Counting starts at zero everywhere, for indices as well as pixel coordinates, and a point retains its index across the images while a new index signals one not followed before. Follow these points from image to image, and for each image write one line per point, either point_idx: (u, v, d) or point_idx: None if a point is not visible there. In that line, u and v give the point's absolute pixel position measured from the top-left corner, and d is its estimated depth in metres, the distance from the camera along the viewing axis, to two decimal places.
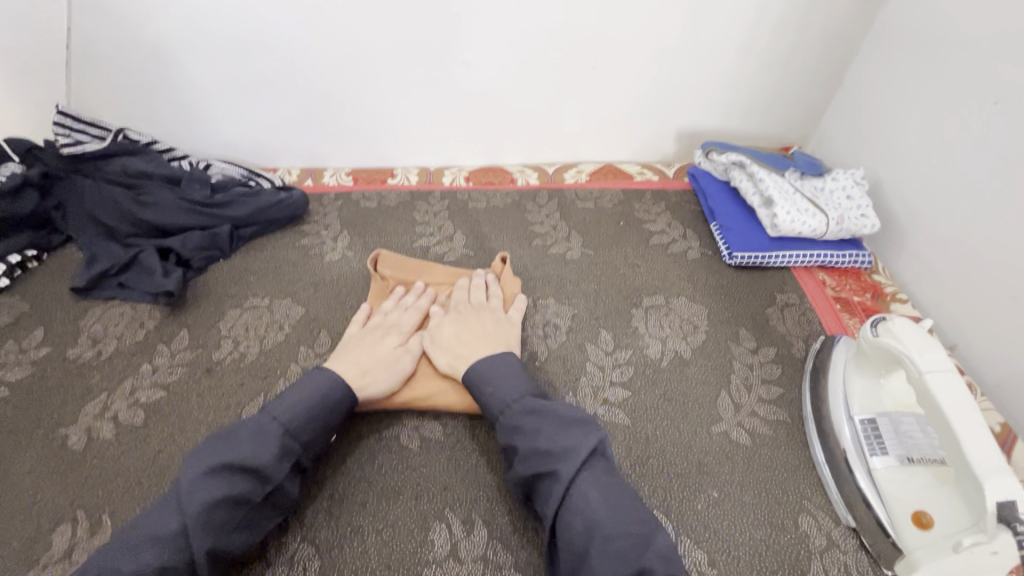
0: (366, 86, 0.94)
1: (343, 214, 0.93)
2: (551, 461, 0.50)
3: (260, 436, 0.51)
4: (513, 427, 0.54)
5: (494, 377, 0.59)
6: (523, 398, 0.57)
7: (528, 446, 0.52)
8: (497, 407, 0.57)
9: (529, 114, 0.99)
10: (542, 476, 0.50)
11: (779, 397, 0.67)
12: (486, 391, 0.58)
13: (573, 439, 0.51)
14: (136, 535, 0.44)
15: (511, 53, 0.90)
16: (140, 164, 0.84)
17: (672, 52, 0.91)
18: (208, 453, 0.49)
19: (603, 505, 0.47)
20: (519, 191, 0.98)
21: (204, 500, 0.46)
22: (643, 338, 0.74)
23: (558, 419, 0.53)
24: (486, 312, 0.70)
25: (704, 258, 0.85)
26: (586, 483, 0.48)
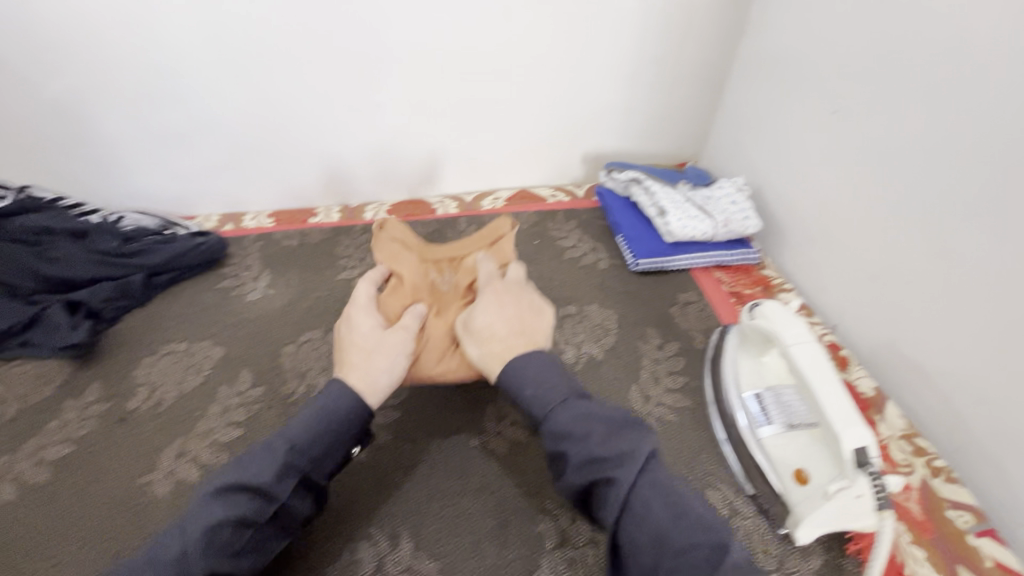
0: (282, 130, 0.97)
1: (264, 254, 0.94)
2: (606, 468, 0.44)
3: (276, 447, 0.48)
4: (562, 427, 0.48)
5: (539, 380, 0.51)
6: (568, 397, 0.49)
7: (564, 443, 0.47)
8: (541, 409, 0.49)
9: (444, 147, 1.05)
10: (597, 484, 0.45)
11: (684, 385, 0.73)
12: (526, 393, 0.50)
13: (629, 441, 0.45)
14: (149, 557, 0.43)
15: (421, 92, 0.96)
16: (42, 221, 0.81)
17: (567, 85, 1.00)
18: (258, 466, 0.47)
19: (666, 512, 0.42)
20: (439, 220, 1.02)
21: (206, 522, 0.43)
22: (559, 346, 0.79)
23: (590, 417, 0.48)
24: (525, 298, 0.59)
25: (613, 267, 0.92)
26: (650, 486, 0.43)
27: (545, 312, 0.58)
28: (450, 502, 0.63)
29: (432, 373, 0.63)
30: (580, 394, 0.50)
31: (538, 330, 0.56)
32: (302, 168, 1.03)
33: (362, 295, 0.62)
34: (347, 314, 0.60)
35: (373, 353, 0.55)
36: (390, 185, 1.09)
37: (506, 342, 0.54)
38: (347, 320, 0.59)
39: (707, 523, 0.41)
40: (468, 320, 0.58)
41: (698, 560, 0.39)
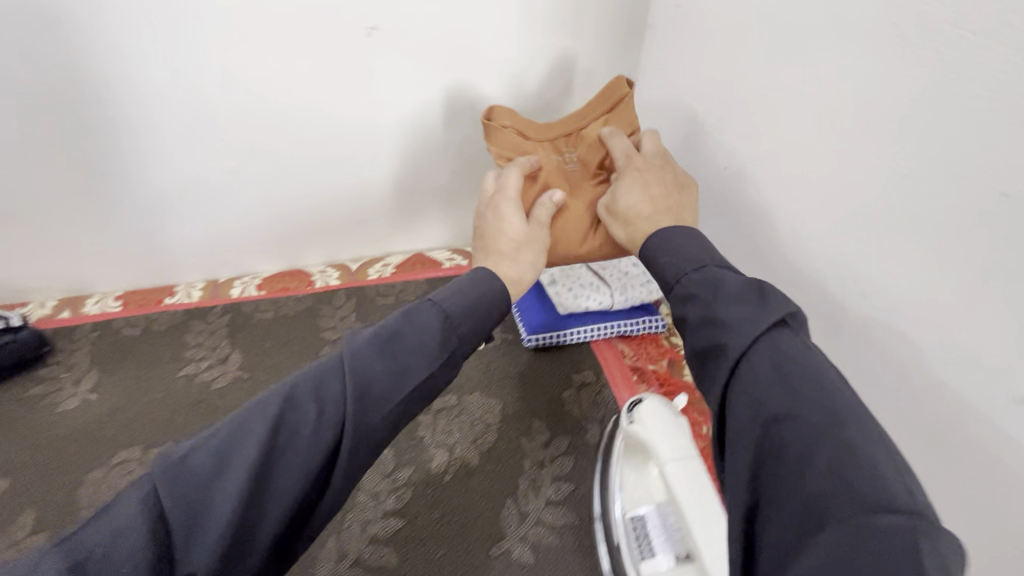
0: (114, 203, 0.83)
1: (96, 348, 0.80)
2: (721, 334, 0.42)
3: (320, 384, 0.44)
4: (705, 285, 0.46)
5: (671, 250, 0.52)
6: (704, 265, 0.49)
7: (705, 313, 0.44)
8: (674, 275, 0.51)
9: (316, 213, 0.92)
10: (711, 351, 0.43)
11: (568, 496, 0.62)
12: (662, 261, 0.52)
13: (772, 308, 0.41)
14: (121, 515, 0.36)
15: (277, 156, 0.84)
16: None
17: (448, 142, 0.89)
18: (250, 426, 0.41)
19: (775, 382, 0.37)
20: (315, 293, 0.91)
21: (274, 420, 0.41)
22: (427, 449, 0.67)
23: (725, 287, 0.45)
24: (660, 176, 0.61)
25: (504, 344, 0.81)
26: (769, 354, 0.39)
27: (688, 188, 0.61)
28: None
29: (579, 255, 0.69)
30: (721, 262, 0.49)
31: (681, 207, 0.59)
32: (149, 243, 0.89)
33: (511, 185, 0.65)
34: (513, 199, 0.64)
35: (525, 245, 0.64)
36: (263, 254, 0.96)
37: (651, 220, 0.57)
38: (495, 216, 0.65)
39: (830, 406, 0.35)
40: (612, 201, 0.62)
41: (883, 472, 0.31)
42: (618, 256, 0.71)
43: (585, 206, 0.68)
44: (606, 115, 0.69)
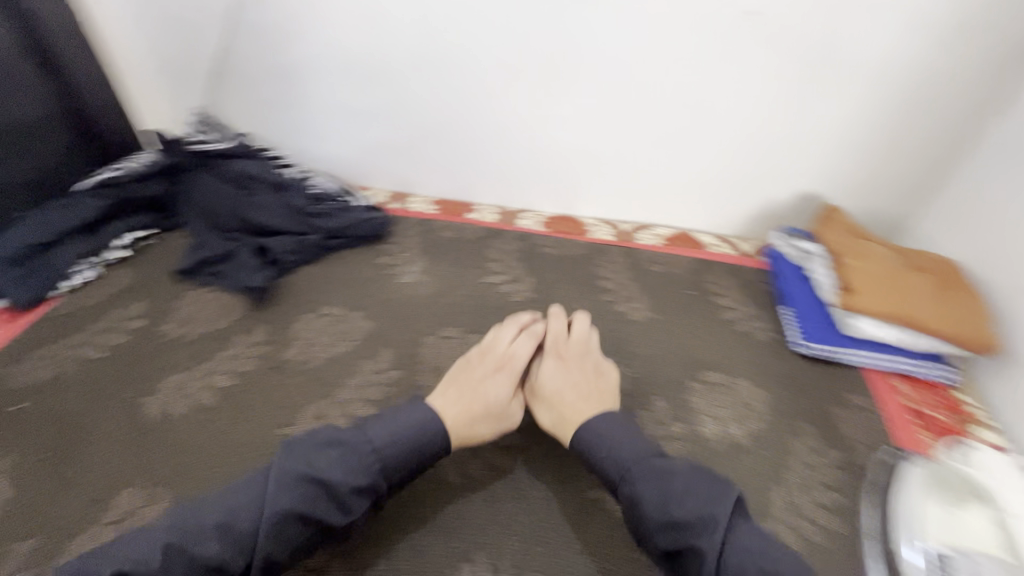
0: (467, 120, 0.98)
1: (422, 240, 0.97)
2: (692, 535, 0.50)
3: (309, 461, 0.53)
4: (640, 486, 0.54)
5: (607, 438, 0.59)
6: (652, 456, 0.57)
7: (658, 516, 0.51)
8: (617, 468, 0.57)
9: (614, 171, 1.01)
10: (683, 551, 0.50)
11: (838, 505, 0.63)
12: (601, 454, 0.58)
13: (714, 506, 0.51)
14: (198, 511, 0.51)
15: (610, 111, 0.93)
16: (254, 168, 0.92)
17: (765, 135, 0.93)
18: (201, 512, 0.51)
19: (756, 539, 0.50)
20: (592, 244, 0.99)
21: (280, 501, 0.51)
22: (698, 415, 0.72)
23: (667, 493, 0.52)
24: (588, 360, 0.70)
25: (773, 342, 0.83)
26: (739, 552, 0.49)
27: (605, 376, 0.69)
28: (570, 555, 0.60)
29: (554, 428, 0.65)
30: (654, 455, 0.57)
31: (603, 391, 0.67)
32: (471, 162, 1.04)
33: (517, 354, 0.70)
34: (493, 367, 0.68)
35: (492, 412, 0.64)
36: (549, 197, 1.07)
37: (575, 406, 0.64)
38: (489, 372, 0.68)
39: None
40: (536, 381, 0.68)
41: None
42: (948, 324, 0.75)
43: (895, 294, 0.76)
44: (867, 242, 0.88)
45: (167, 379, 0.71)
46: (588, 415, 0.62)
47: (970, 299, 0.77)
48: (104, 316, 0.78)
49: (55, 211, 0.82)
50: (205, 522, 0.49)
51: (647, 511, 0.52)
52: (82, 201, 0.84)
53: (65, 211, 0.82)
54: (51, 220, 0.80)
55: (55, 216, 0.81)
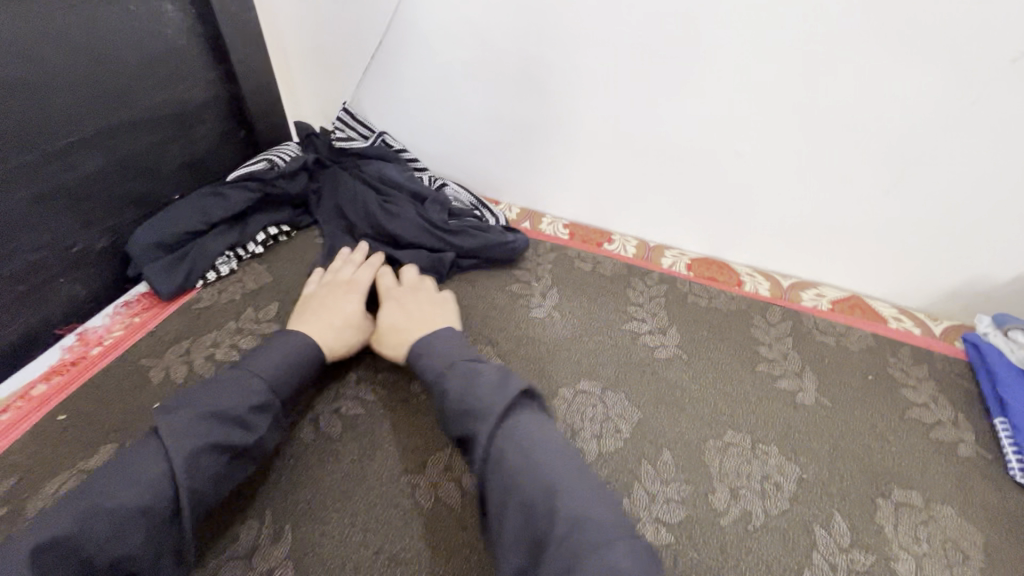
0: (623, 143, 0.88)
1: (556, 269, 0.89)
2: (470, 423, 0.51)
3: (224, 402, 0.53)
4: (453, 390, 0.55)
5: (489, 380, 0.54)
6: (468, 361, 0.58)
7: (455, 407, 0.53)
8: (434, 372, 0.58)
9: (784, 218, 0.87)
10: (462, 439, 0.52)
11: None
12: (426, 358, 0.59)
13: (494, 397, 0.51)
14: (118, 483, 0.47)
15: (798, 153, 0.80)
16: (396, 176, 0.88)
17: (997, 205, 0.75)
18: (130, 471, 0.48)
19: (546, 453, 0.49)
20: (747, 298, 0.87)
21: (190, 446, 0.49)
22: (892, 546, 0.59)
23: (526, 436, 0.50)
24: (422, 290, 0.75)
25: (983, 463, 0.67)
26: (506, 439, 0.50)
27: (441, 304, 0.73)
28: None
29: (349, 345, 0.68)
30: (472, 359, 0.59)
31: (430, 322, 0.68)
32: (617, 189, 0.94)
33: (358, 277, 0.76)
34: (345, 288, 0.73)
35: (348, 326, 0.68)
36: (698, 235, 0.95)
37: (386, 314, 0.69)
38: (330, 293, 0.72)
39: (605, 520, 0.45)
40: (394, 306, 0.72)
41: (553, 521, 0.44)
42: None
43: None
44: None
45: (297, 403, 0.66)
46: (411, 337, 0.65)
47: None
48: (238, 315, 0.76)
49: (203, 199, 0.81)
50: (123, 488, 0.46)
51: (447, 405, 0.54)
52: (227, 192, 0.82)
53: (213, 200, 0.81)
54: (199, 209, 0.80)
55: (204, 205, 0.81)
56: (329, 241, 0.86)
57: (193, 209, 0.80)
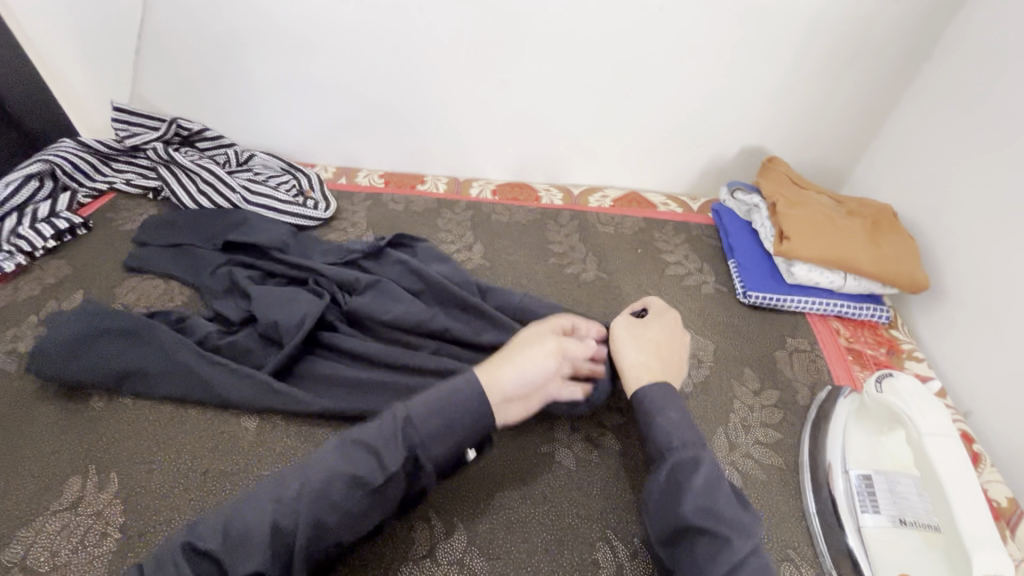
0: (409, 88, 0.96)
1: (371, 214, 0.96)
2: (724, 526, 0.47)
3: (383, 442, 0.47)
4: (683, 468, 0.51)
5: (660, 407, 0.56)
6: (687, 441, 0.53)
7: (700, 502, 0.48)
8: (662, 441, 0.54)
9: (560, 133, 1.01)
10: (699, 532, 0.47)
11: (777, 442, 0.66)
12: (658, 418, 0.55)
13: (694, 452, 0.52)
14: (268, 494, 0.47)
15: (552, 74, 0.92)
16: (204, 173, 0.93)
17: (703, 91, 0.93)
18: (256, 500, 0.46)
19: (702, 477, 0.50)
20: (543, 209, 1.00)
21: (325, 470, 0.47)
22: None
23: (706, 494, 0.49)
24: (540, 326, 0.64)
25: (719, 294, 0.85)
26: (692, 487, 0.49)
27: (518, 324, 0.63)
28: (518, 507, 0.59)
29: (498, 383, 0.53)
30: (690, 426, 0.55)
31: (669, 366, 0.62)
32: (419, 133, 1.03)
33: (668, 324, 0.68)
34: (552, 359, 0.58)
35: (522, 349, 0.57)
36: (499, 163, 1.07)
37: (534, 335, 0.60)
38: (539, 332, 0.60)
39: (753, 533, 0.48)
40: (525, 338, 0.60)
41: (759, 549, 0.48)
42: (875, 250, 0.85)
43: (826, 236, 0.80)
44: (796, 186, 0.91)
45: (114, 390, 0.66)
46: (643, 381, 0.59)
47: (900, 236, 0.81)
48: (37, 309, 0.76)
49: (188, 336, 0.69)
50: (270, 495, 0.46)
51: (685, 499, 0.49)
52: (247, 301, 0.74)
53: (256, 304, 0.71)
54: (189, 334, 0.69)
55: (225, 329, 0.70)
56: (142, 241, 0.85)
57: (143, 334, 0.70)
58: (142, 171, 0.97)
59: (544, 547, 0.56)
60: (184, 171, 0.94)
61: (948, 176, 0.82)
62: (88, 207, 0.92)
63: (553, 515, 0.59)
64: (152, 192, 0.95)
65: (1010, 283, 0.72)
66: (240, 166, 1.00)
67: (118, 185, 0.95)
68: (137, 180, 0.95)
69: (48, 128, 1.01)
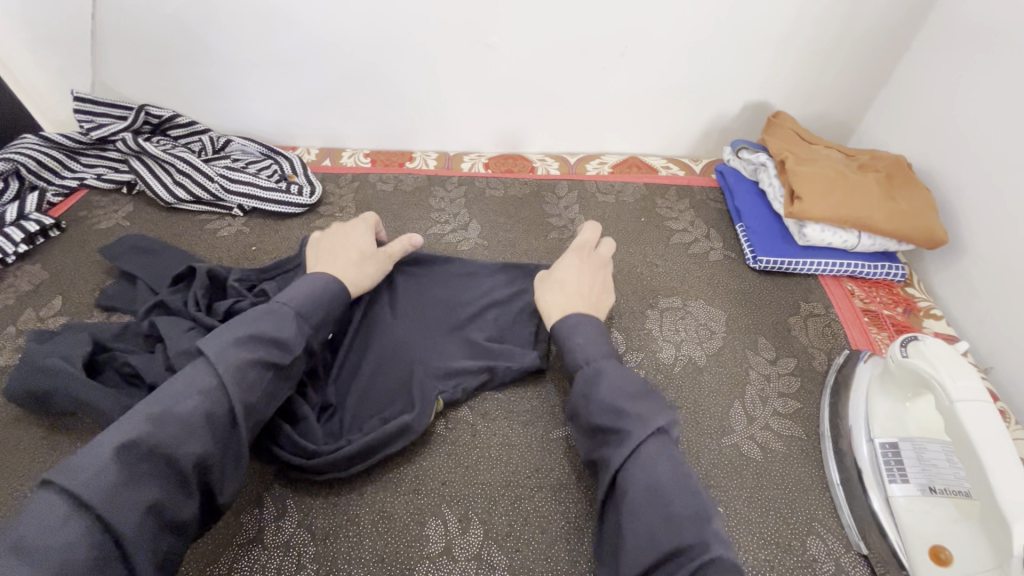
0: (387, 59, 0.90)
1: (359, 195, 0.92)
2: (626, 419, 0.47)
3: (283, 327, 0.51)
4: (591, 379, 0.51)
5: (576, 330, 0.56)
6: (597, 357, 0.53)
7: (605, 400, 0.49)
8: (580, 357, 0.54)
9: (552, 98, 0.95)
10: (613, 429, 0.47)
11: (796, 411, 0.64)
12: (574, 340, 0.55)
13: (602, 364, 0.52)
14: (169, 394, 0.43)
15: (540, 36, 0.86)
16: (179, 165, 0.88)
17: (703, 45, 0.87)
18: (168, 402, 0.43)
19: (609, 385, 0.50)
20: (539, 180, 0.95)
21: (242, 356, 0.47)
22: (656, 341, 0.71)
23: (614, 397, 0.49)
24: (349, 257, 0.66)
25: (727, 260, 0.82)
26: (604, 385, 0.50)
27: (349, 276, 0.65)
28: (535, 493, 0.57)
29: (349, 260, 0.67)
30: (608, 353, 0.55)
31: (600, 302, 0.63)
32: (403, 107, 0.97)
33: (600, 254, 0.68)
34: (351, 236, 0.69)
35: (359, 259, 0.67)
36: (488, 134, 1.02)
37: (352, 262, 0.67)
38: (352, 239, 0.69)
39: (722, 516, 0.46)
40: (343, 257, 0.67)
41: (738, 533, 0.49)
42: (896, 230, 0.75)
43: (841, 194, 0.76)
44: (806, 143, 0.87)
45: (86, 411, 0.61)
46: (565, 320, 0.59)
47: (918, 189, 0.77)
48: (15, 318, 0.72)
49: (179, 326, 0.63)
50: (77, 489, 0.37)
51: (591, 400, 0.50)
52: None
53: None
54: (178, 327, 0.62)
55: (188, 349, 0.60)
56: (103, 253, 0.76)
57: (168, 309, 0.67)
58: (114, 164, 0.92)
59: (567, 537, 0.54)
60: (159, 162, 0.89)
61: (965, 120, 0.77)
62: (59, 207, 0.87)
63: (572, 504, 0.57)
64: (126, 186, 0.90)
65: None
66: (216, 153, 0.95)
67: (90, 181, 0.89)
68: (109, 175, 0.90)
69: (8, 125, 0.95)
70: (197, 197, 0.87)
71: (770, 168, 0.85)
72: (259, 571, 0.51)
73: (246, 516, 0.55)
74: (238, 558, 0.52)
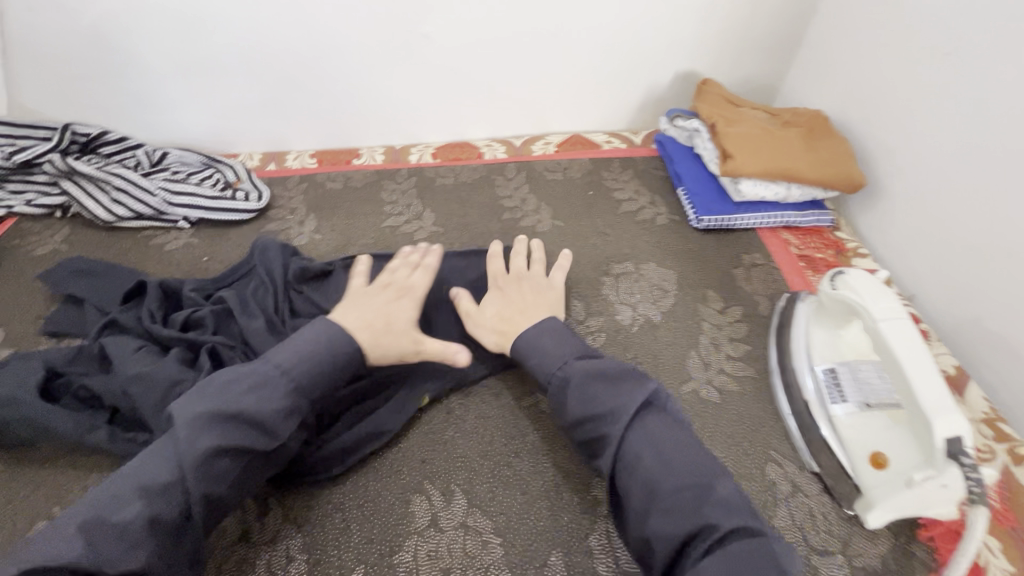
0: (323, 56, 0.89)
1: (309, 196, 0.91)
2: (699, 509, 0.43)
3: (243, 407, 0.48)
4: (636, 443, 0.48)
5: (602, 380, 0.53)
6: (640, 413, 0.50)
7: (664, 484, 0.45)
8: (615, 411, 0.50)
9: (492, 84, 0.97)
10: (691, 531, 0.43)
11: (746, 353, 0.69)
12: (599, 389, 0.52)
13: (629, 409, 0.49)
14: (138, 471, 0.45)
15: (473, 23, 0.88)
16: (114, 183, 0.85)
17: (629, 20, 0.91)
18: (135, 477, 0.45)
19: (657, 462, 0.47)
20: (487, 165, 0.97)
21: (204, 448, 0.45)
22: (614, 305, 0.75)
23: (666, 465, 0.46)
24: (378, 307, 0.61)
25: (673, 223, 0.86)
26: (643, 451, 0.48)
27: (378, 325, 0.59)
28: (513, 460, 0.60)
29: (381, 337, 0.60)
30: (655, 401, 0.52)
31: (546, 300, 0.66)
32: (344, 105, 0.97)
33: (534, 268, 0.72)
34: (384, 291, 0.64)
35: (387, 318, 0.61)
36: (434, 126, 1.02)
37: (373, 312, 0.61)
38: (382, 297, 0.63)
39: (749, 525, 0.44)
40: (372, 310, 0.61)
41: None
42: (824, 180, 0.80)
43: (767, 150, 0.81)
44: (734, 106, 0.92)
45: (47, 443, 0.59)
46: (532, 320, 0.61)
47: (835, 140, 0.83)
48: None
49: (136, 342, 0.62)
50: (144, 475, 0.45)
51: (567, 414, 0.52)
52: (203, 364, 0.59)
53: (184, 390, 0.56)
54: (136, 343, 0.62)
55: (149, 362, 0.59)
56: (44, 280, 0.73)
57: (122, 327, 0.65)
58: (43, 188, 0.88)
59: (547, 495, 0.57)
60: (92, 181, 0.86)
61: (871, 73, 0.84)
62: None
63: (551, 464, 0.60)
64: (59, 210, 0.86)
65: (936, 172, 0.76)
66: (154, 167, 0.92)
67: (19, 208, 0.85)
68: (39, 199, 0.86)
69: None
70: (138, 214, 0.85)
71: (703, 132, 0.90)
72: (247, 569, 0.52)
73: (229, 517, 0.55)
74: (225, 559, 0.52)
